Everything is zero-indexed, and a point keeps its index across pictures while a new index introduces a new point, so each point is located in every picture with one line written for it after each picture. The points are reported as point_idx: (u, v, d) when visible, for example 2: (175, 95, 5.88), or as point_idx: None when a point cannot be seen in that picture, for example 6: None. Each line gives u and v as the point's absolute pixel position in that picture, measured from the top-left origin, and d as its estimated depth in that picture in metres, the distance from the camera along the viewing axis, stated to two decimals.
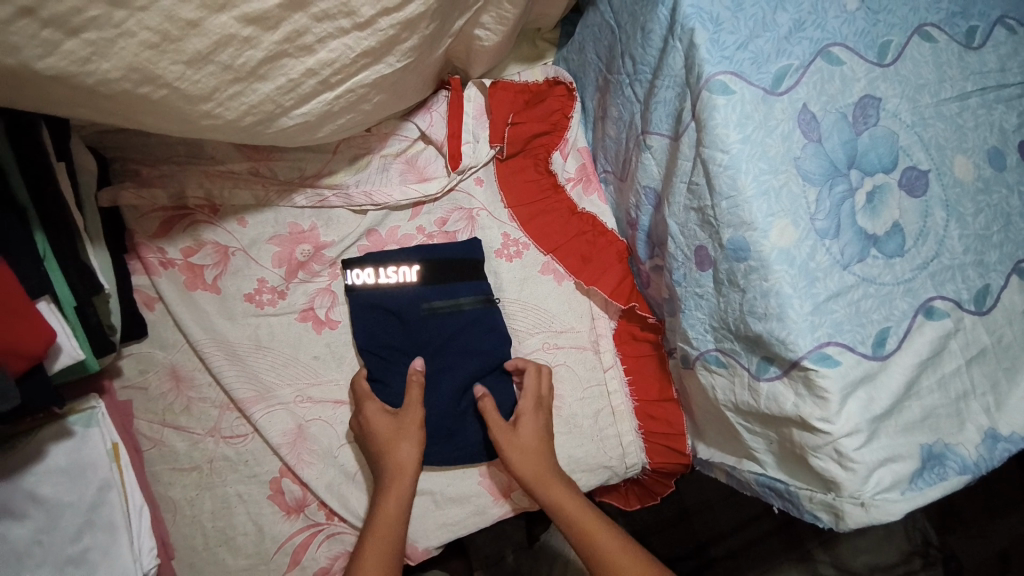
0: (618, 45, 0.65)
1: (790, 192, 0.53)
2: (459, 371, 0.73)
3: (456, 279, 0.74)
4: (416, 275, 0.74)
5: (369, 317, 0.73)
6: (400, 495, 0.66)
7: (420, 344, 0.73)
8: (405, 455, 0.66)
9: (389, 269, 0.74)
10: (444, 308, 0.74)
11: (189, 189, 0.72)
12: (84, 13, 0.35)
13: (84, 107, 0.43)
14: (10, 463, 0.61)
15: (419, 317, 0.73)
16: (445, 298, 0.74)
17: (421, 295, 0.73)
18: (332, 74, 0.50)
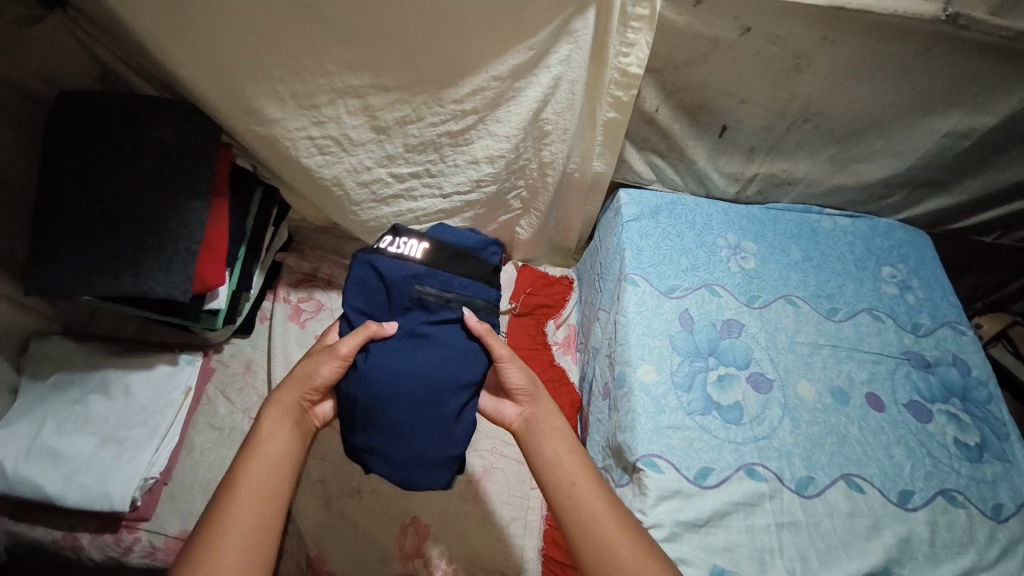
0: (598, 257, 1.01)
1: (660, 351, 0.79)
2: (432, 352, 0.69)
3: (456, 272, 0.72)
4: (421, 252, 0.72)
5: (366, 278, 0.71)
6: (286, 402, 0.69)
7: (409, 327, 0.70)
8: (302, 367, 0.70)
9: (399, 240, 0.72)
10: (437, 298, 0.70)
11: (323, 267, 1.17)
12: (328, 149, 0.78)
13: (304, 186, 0.86)
14: (133, 363, 0.92)
15: (405, 295, 0.70)
16: (440, 287, 0.71)
17: (417, 274, 0.70)
18: (421, 215, 0.93)
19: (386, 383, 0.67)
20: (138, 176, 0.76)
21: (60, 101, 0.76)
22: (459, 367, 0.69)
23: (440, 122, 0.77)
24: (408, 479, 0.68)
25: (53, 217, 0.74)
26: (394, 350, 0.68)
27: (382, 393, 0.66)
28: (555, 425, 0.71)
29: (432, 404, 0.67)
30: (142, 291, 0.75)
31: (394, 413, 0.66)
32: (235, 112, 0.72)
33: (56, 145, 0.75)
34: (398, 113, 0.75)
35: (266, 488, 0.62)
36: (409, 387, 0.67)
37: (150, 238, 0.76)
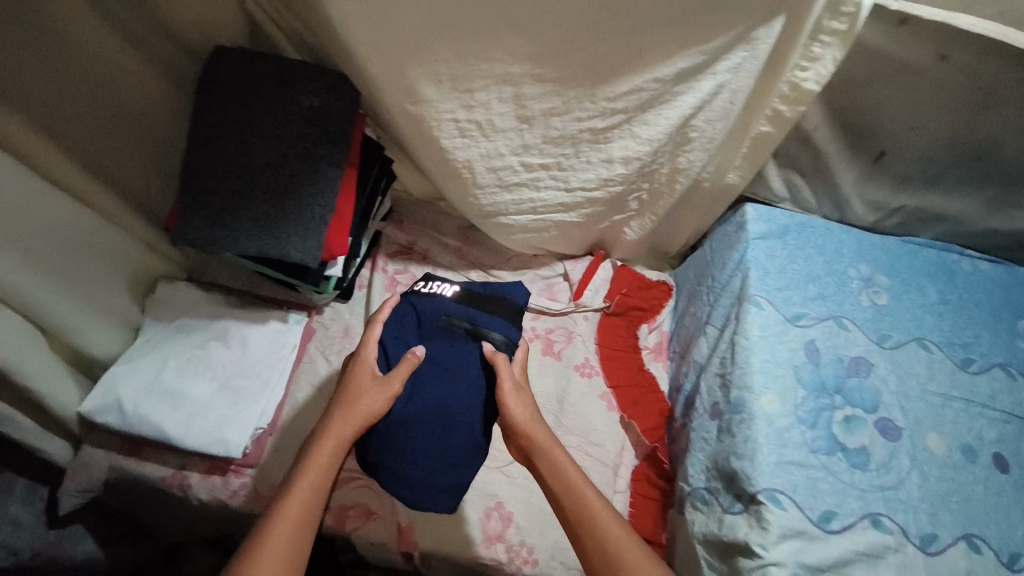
0: (708, 269, 0.98)
1: (785, 381, 0.77)
2: (448, 383, 0.76)
3: (481, 310, 0.81)
4: (452, 292, 0.82)
5: (404, 310, 0.81)
6: (343, 435, 0.71)
7: (432, 357, 0.78)
8: (362, 406, 0.72)
9: (433, 282, 0.84)
10: (460, 328, 0.79)
11: (420, 241, 1.17)
12: (467, 133, 0.77)
13: (433, 164, 0.85)
14: (248, 316, 0.95)
15: (432, 324, 0.79)
16: (467, 320, 0.79)
17: (446, 308, 0.80)
18: (540, 206, 0.91)
19: (405, 405, 0.75)
20: (284, 139, 0.77)
21: (214, 55, 0.76)
22: (470, 402, 0.75)
23: (586, 118, 0.75)
24: (419, 501, 0.73)
25: (203, 172, 0.75)
26: (418, 379, 0.76)
27: (400, 422, 0.74)
28: (566, 462, 0.72)
29: (444, 439, 0.74)
30: (280, 255, 0.77)
31: (409, 442, 0.73)
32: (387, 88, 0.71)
33: (208, 100, 0.75)
34: (547, 104, 0.73)
35: (302, 521, 0.66)
36: (421, 410, 0.74)
37: (289, 202, 0.77)
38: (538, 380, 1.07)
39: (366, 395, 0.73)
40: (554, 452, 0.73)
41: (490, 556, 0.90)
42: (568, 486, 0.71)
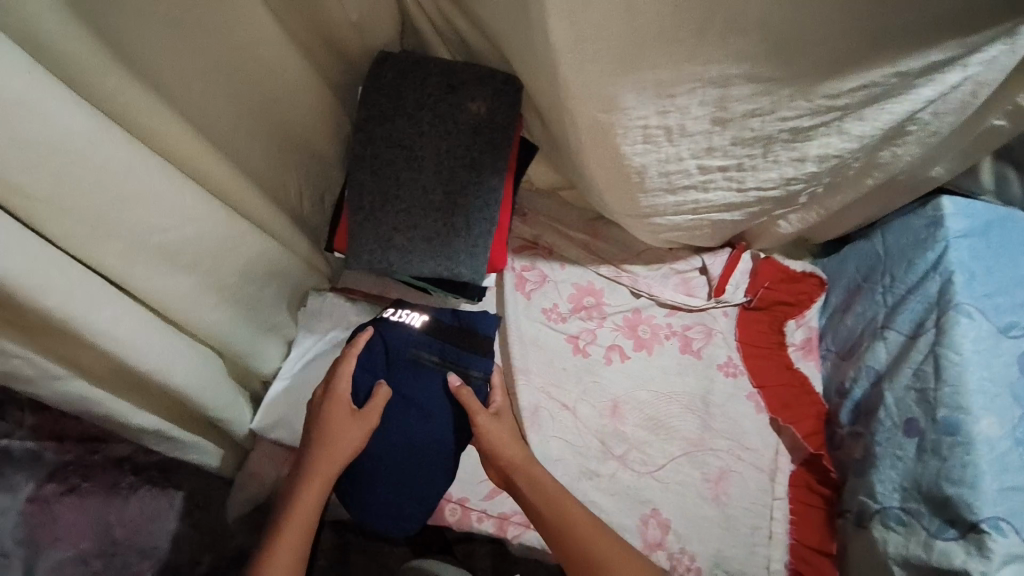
0: (880, 266, 0.93)
1: (1001, 401, 0.76)
2: (434, 427, 0.82)
3: (451, 342, 0.85)
4: (422, 324, 0.85)
5: (375, 343, 0.84)
6: (327, 474, 0.77)
7: (398, 391, 0.83)
8: (342, 442, 0.77)
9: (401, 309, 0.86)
10: (429, 363, 0.84)
11: (544, 235, 1.11)
12: (654, 138, 0.70)
13: (597, 168, 0.78)
14: None
15: (402, 361, 0.83)
16: (435, 355, 0.84)
17: (415, 343, 0.84)
18: (703, 206, 0.84)
19: (394, 450, 0.81)
20: (452, 151, 0.72)
21: (379, 60, 0.70)
22: (439, 442, 0.83)
23: (792, 117, 0.68)
24: (385, 515, 0.83)
25: (370, 190, 0.71)
26: (391, 415, 0.82)
27: (374, 454, 0.82)
28: (545, 479, 0.80)
29: (405, 463, 0.82)
30: (452, 275, 0.73)
31: (381, 467, 0.82)
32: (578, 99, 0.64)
33: (376, 111, 0.70)
34: (753, 105, 0.65)
35: (299, 541, 0.75)
36: (403, 450, 0.81)
37: (460, 218, 0.72)
38: (681, 381, 1.03)
39: (343, 433, 0.78)
40: (531, 471, 0.80)
41: (481, 529, 0.91)
42: (554, 511, 0.78)
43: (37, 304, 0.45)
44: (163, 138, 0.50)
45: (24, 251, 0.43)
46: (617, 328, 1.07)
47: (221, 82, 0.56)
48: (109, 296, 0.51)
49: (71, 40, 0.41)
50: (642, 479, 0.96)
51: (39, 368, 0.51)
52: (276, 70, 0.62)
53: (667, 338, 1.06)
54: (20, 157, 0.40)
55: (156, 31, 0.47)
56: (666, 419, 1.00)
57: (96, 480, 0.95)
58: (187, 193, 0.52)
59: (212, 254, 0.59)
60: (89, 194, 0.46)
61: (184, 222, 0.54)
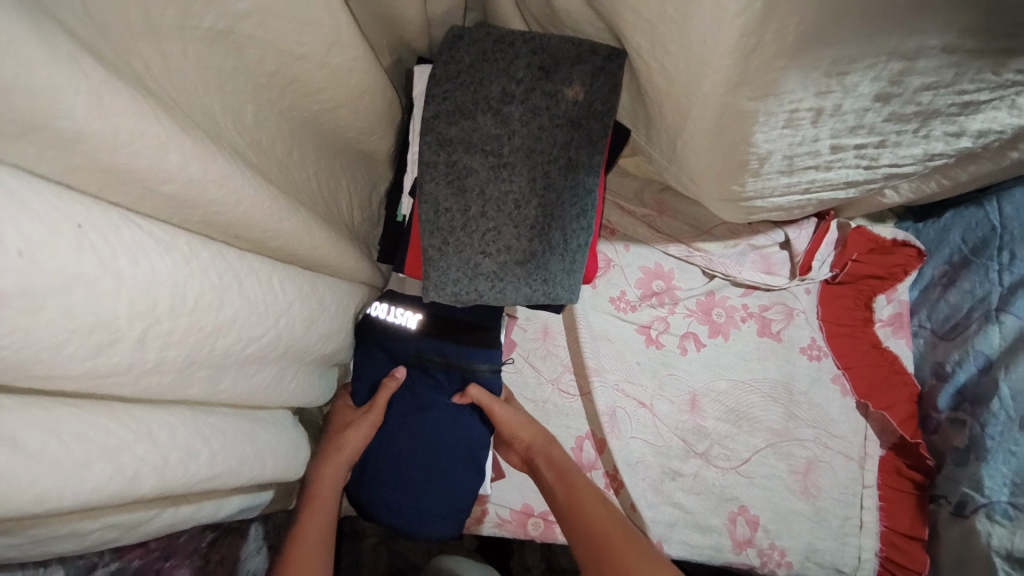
0: (994, 241, 0.85)
1: None
2: (462, 425, 0.79)
3: (453, 341, 0.78)
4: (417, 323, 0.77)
5: (374, 349, 0.79)
6: (341, 460, 0.74)
7: (412, 393, 0.78)
8: (349, 432, 0.76)
9: (396, 308, 0.78)
10: (436, 364, 0.78)
11: (605, 213, 0.99)
12: (796, 122, 0.56)
13: (707, 156, 0.65)
14: (447, 331, 0.78)
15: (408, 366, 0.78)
16: (438, 355, 0.78)
17: (416, 345, 0.78)
18: (818, 185, 0.72)
19: (417, 452, 0.77)
20: (545, 150, 0.58)
21: (455, 45, 0.56)
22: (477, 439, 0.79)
23: (973, 90, 0.55)
24: (413, 529, 0.77)
25: (452, 206, 0.59)
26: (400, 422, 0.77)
27: (391, 460, 0.77)
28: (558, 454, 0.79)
29: (432, 469, 0.76)
30: (550, 300, 0.62)
31: (406, 475, 0.77)
32: (727, 83, 0.50)
33: (454, 108, 0.57)
34: (934, 78, 0.52)
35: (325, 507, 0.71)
36: (425, 453, 0.77)
37: (557, 233, 0.60)
38: (761, 367, 0.95)
39: (355, 425, 0.76)
40: (551, 451, 0.79)
41: (499, 533, 0.84)
42: (568, 487, 0.75)
43: (135, 487, 0.34)
44: (244, 224, 0.39)
45: (103, 442, 0.32)
46: (690, 313, 0.97)
47: (265, 101, 0.44)
48: (200, 429, 0.41)
49: (104, 132, 0.27)
50: (727, 476, 0.90)
51: (122, 528, 0.41)
52: (345, 87, 0.47)
53: (744, 321, 0.97)
54: (80, 339, 0.29)
55: (191, 75, 0.36)
56: (746, 410, 0.93)
57: (180, 554, 0.65)
58: (274, 283, 0.44)
59: (297, 336, 0.50)
60: (167, 332, 0.34)
61: (273, 320, 0.44)
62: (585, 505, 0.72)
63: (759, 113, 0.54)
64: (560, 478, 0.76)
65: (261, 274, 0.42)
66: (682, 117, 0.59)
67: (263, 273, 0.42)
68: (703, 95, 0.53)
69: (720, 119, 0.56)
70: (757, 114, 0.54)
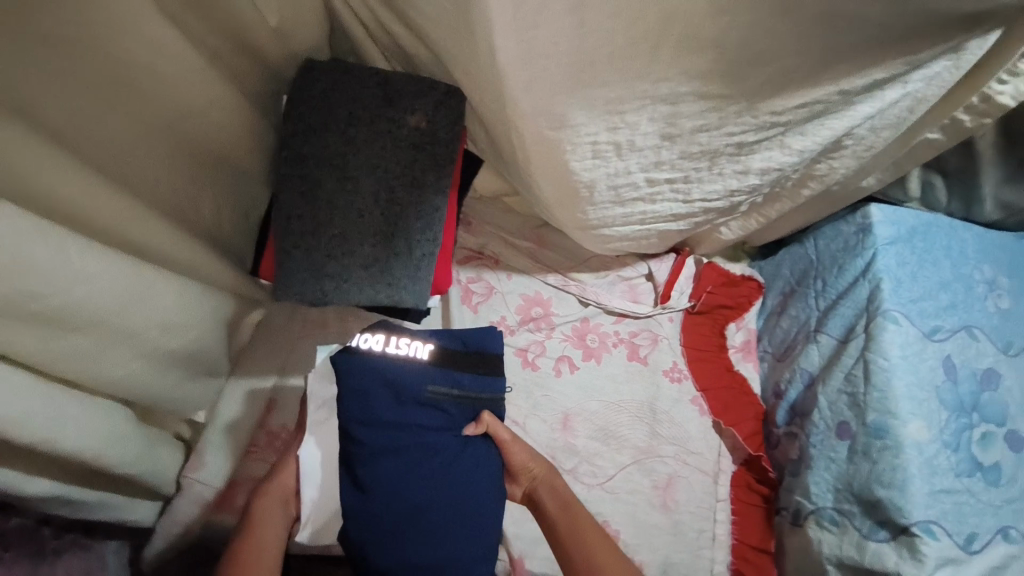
0: (813, 271, 0.95)
1: (929, 405, 0.74)
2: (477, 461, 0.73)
3: (464, 369, 0.74)
4: (427, 353, 0.73)
5: (366, 387, 0.70)
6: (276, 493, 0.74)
7: (414, 431, 0.71)
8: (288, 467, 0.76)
9: (402, 341, 0.73)
10: (448, 397, 0.72)
11: (490, 245, 1.07)
12: (602, 155, 0.67)
13: (543, 184, 0.74)
14: (457, 361, 0.74)
15: (417, 400, 0.71)
16: (450, 386, 0.72)
17: (429, 377, 0.72)
18: (651, 217, 0.83)
19: (437, 493, 0.70)
20: (391, 167, 0.67)
21: (309, 75, 0.65)
22: (483, 476, 0.73)
23: (738, 132, 0.66)
24: None
25: (300, 212, 0.65)
26: (408, 460, 0.69)
27: (394, 502, 0.68)
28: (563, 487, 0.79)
29: (450, 509, 0.70)
30: (393, 302, 0.67)
31: (432, 522, 0.69)
32: (524, 112, 0.59)
33: (305, 126, 0.65)
34: (702, 121, 0.64)
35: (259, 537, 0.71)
36: (441, 488, 0.70)
37: (401, 241, 0.67)
38: (628, 389, 1.01)
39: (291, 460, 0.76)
40: (554, 482, 0.80)
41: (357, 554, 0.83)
42: (573, 520, 0.76)
43: None
44: (48, 189, 0.46)
45: None
46: (565, 338, 1.04)
47: (104, 100, 0.51)
48: None
49: None
50: (593, 492, 0.93)
51: None
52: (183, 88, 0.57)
53: (615, 346, 1.04)
54: None
55: (11, 66, 0.43)
56: (615, 429, 0.98)
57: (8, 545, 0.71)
58: (72, 251, 0.47)
59: (116, 313, 0.52)
60: None
61: (71, 286, 0.48)
62: (589, 538, 0.74)
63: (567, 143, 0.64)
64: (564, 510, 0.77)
65: (79, 243, 0.47)
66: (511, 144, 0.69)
67: (76, 248, 0.47)
68: (510, 122, 0.61)
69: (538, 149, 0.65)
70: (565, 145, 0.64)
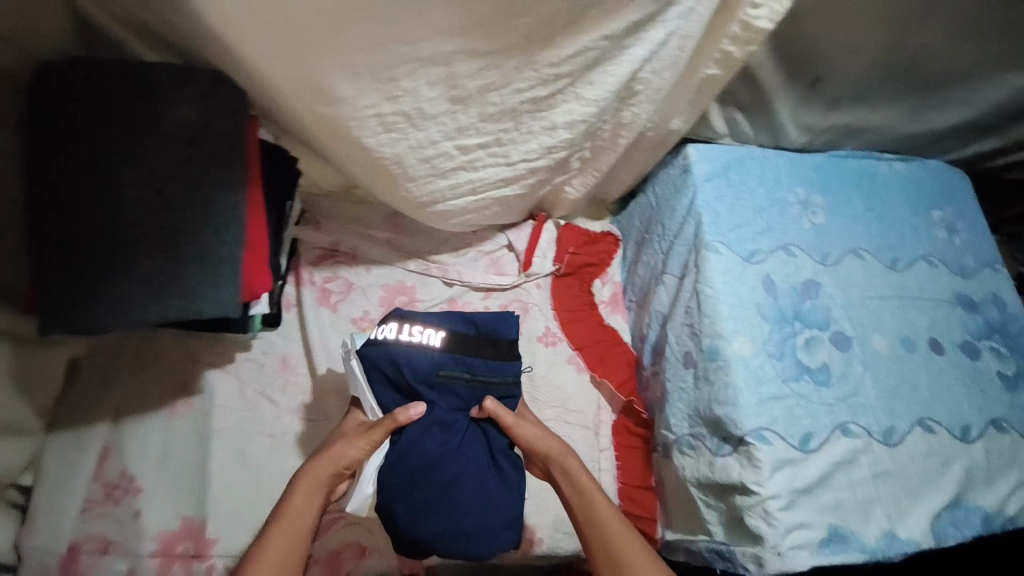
0: (656, 217, 0.97)
1: (751, 322, 0.79)
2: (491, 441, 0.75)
3: (473, 355, 0.74)
4: (439, 340, 0.74)
5: (385, 372, 0.72)
6: (317, 482, 0.70)
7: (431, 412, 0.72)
8: (338, 456, 0.71)
9: (414, 328, 0.74)
10: (458, 380, 0.73)
11: (344, 240, 1.02)
12: (394, 126, 0.65)
13: (351, 162, 0.71)
14: (467, 346, 0.74)
15: (428, 384, 0.72)
16: (460, 370, 0.73)
17: (440, 362, 0.73)
18: (482, 186, 0.82)
19: (461, 471, 0.71)
20: (160, 169, 0.61)
21: (39, 79, 0.58)
22: (496, 453, 0.74)
23: (528, 88, 0.66)
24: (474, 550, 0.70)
25: (53, 229, 0.58)
26: (436, 439, 0.71)
27: (424, 480, 0.70)
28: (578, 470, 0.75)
29: (477, 487, 0.71)
30: (190, 314, 0.62)
31: (459, 499, 0.70)
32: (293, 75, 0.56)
33: (40, 136, 0.58)
34: (484, 79, 0.63)
35: (290, 533, 0.66)
36: (467, 467, 0.71)
37: (188, 246, 0.62)
38: None
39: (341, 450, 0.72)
40: (567, 461, 0.76)
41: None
42: (584, 503, 0.73)
43: None
44: None
45: None
46: None
47: None
48: None
49: None
50: None
51: None
52: None
53: None
54: None
55: None
56: None
57: None
58: None
59: None
60: None
61: None
62: (603, 522, 0.71)
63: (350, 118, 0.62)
64: (578, 491, 0.74)
65: None
66: (304, 123, 0.65)
67: None
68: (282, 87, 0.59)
69: (328, 124, 0.63)
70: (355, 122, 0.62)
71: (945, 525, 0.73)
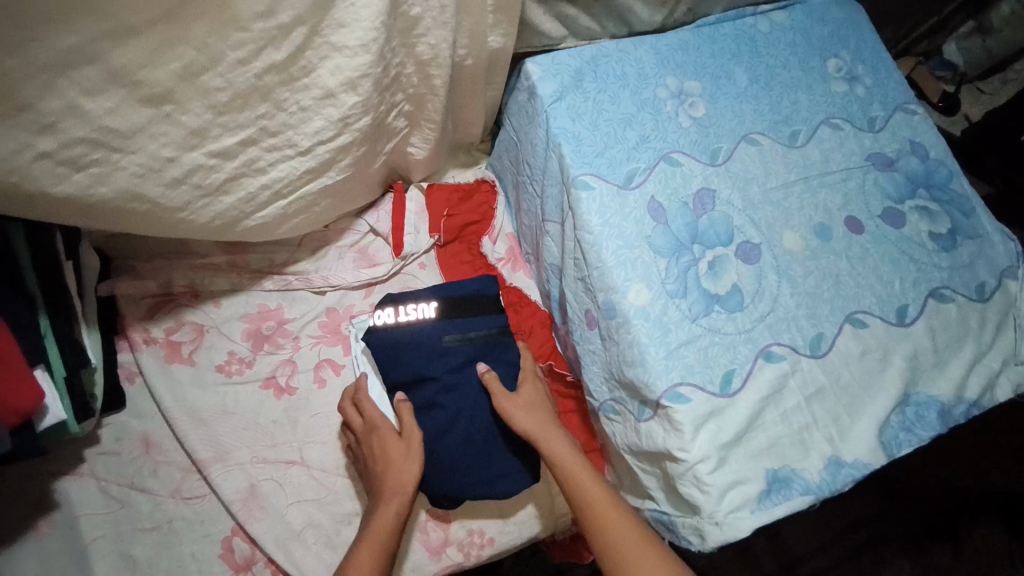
0: (521, 156, 0.80)
1: (644, 262, 0.66)
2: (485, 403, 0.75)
3: (468, 313, 0.77)
4: (434, 311, 0.77)
5: (390, 354, 0.75)
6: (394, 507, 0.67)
7: (441, 380, 0.74)
8: (398, 476, 0.69)
9: (408, 307, 0.77)
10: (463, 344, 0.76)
11: (175, 279, 0.85)
12: (91, 156, 0.50)
13: (72, 216, 0.54)
14: (461, 308, 0.77)
15: (440, 353, 0.74)
16: (462, 333, 0.76)
17: (441, 330, 0.75)
18: (283, 187, 0.64)
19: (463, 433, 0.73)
20: None
21: None
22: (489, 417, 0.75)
23: (253, 57, 0.51)
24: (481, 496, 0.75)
25: None
26: (453, 398, 0.73)
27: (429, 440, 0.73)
28: (558, 451, 0.70)
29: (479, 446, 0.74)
30: None
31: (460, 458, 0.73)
32: None
33: None
34: (179, 62, 0.48)
35: (378, 556, 0.64)
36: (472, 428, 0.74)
37: None
38: None
39: (404, 468, 0.69)
40: (552, 441, 0.71)
41: None
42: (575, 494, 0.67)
43: None
44: None
45: None
46: (315, 340, 0.87)
47: None
48: None
49: None
50: None
51: None
52: None
53: None
54: None
55: None
56: None
57: None
58: None
59: None
60: None
61: None
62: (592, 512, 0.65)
63: (22, 168, 0.46)
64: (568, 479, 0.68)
65: None
66: None
67: None
68: None
69: None
70: (19, 171, 0.47)
71: (896, 432, 0.66)
